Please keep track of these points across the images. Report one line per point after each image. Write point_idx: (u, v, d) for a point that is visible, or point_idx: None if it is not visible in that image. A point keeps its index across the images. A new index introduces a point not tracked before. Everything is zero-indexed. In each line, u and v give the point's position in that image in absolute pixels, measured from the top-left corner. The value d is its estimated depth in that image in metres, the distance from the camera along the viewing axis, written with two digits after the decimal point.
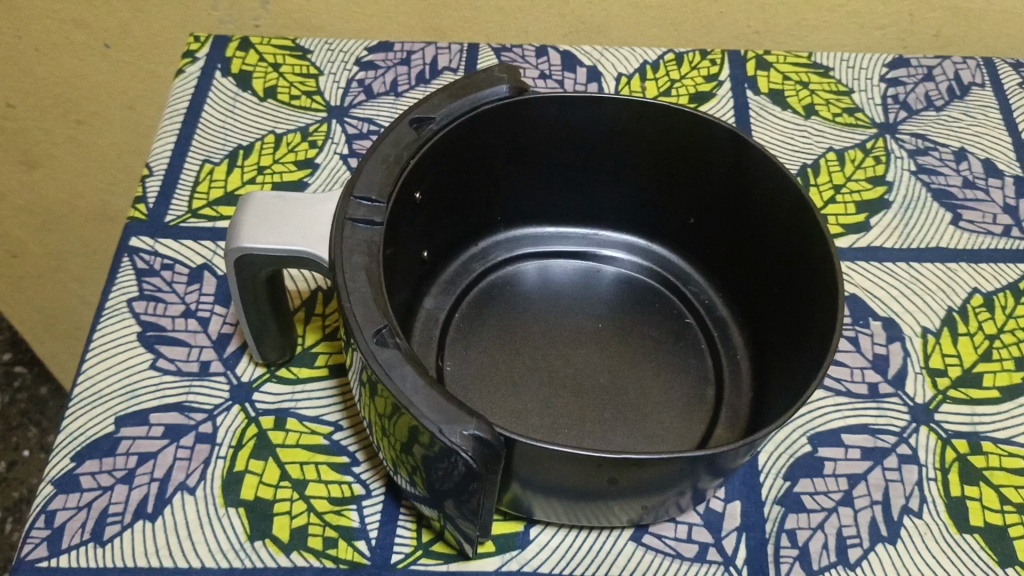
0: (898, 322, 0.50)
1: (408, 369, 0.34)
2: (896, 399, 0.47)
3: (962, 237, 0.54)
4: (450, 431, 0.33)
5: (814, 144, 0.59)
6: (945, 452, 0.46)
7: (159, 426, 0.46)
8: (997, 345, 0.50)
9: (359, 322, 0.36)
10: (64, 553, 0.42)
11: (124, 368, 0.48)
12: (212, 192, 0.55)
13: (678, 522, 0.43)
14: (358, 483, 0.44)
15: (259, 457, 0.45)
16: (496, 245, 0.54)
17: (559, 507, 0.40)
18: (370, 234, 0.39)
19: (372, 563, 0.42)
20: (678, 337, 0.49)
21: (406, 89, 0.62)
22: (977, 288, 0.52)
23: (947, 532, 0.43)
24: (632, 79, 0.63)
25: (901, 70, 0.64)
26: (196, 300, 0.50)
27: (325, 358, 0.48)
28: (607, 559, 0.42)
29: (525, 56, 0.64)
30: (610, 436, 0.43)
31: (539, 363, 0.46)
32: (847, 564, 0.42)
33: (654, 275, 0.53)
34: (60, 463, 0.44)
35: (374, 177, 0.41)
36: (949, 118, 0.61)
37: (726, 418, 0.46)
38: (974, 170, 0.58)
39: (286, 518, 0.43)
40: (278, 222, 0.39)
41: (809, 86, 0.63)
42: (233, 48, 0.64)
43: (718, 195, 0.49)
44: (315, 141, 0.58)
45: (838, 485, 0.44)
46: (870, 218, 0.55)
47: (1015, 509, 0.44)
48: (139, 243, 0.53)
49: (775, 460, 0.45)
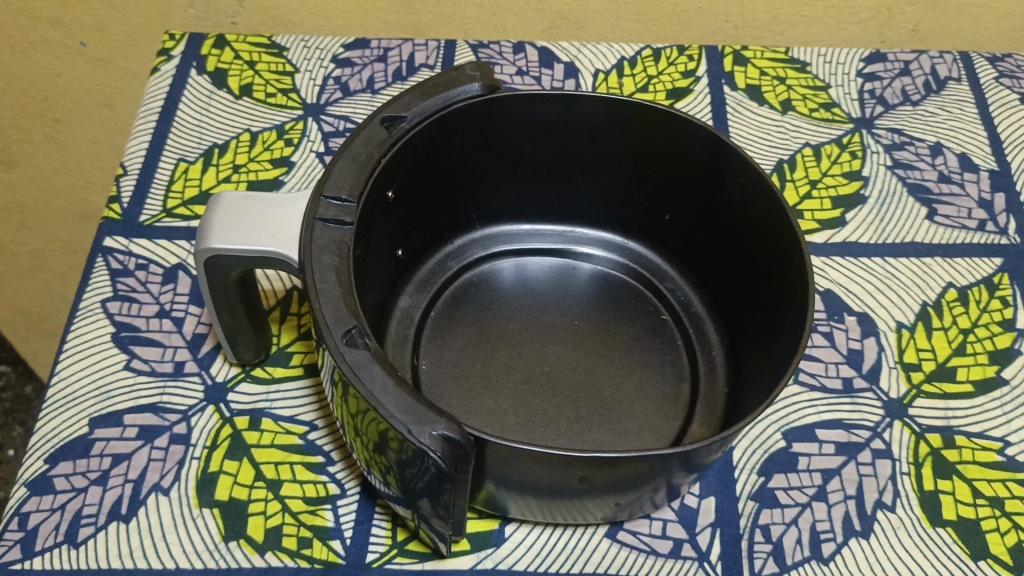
0: (873, 317, 0.51)
1: (377, 369, 0.34)
2: (870, 393, 0.48)
3: (938, 231, 0.55)
4: (419, 431, 0.33)
5: (791, 139, 0.59)
6: (919, 447, 0.46)
7: (133, 427, 0.46)
8: (971, 340, 0.50)
9: (329, 323, 0.36)
10: (37, 556, 0.41)
11: (97, 369, 0.47)
12: (187, 191, 0.55)
13: (653, 518, 0.43)
14: (333, 482, 0.44)
15: (233, 457, 0.45)
16: (472, 243, 0.54)
17: (533, 505, 0.40)
18: (340, 234, 0.39)
19: (347, 562, 0.42)
20: (654, 333, 0.49)
21: (383, 87, 0.62)
22: (951, 282, 0.52)
23: (920, 526, 0.43)
24: (610, 75, 0.63)
25: (878, 65, 0.64)
26: (170, 299, 0.50)
27: (300, 357, 0.48)
28: (582, 556, 0.42)
29: (503, 52, 0.64)
30: (585, 434, 0.43)
31: (515, 361, 0.46)
32: (820, 559, 0.42)
33: (630, 271, 0.53)
34: (33, 465, 0.44)
35: (345, 177, 0.41)
36: (926, 112, 0.61)
37: (702, 414, 0.46)
38: (949, 165, 0.58)
39: (260, 518, 0.43)
40: (246, 223, 0.39)
41: (786, 81, 0.63)
42: (208, 46, 0.64)
43: (692, 193, 0.50)
44: (291, 139, 0.58)
45: (812, 480, 0.45)
46: (846, 213, 0.55)
47: (988, 502, 0.44)
48: (113, 243, 0.52)
49: (749, 455, 0.45)
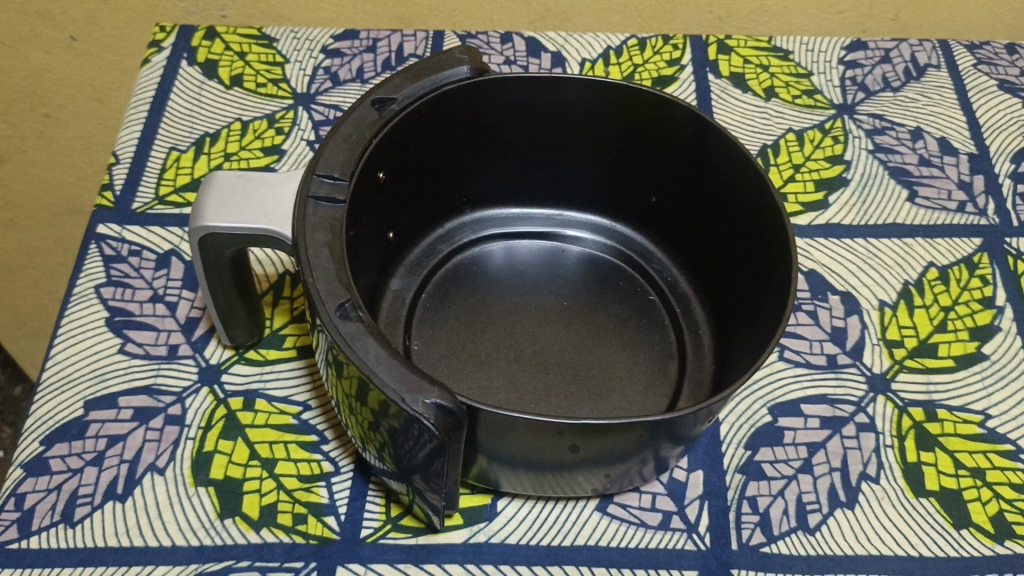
0: (856, 296, 0.52)
1: (371, 341, 0.35)
2: (853, 369, 0.49)
3: (918, 213, 0.56)
4: (412, 400, 0.33)
5: (775, 125, 0.60)
6: (901, 420, 0.47)
7: (128, 408, 0.46)
8: (952, 317, 0.51)
9: (323, 298, 0.36)
10: (34, 535, 0.42)
11: (92, 352, 0.48)
12: (178, 179, 0.56)
13: (642, 492, 0.44)
14: (326, 461, 0.45)
15: (228, 437, 0.45)
16: (462, 227, 0.54)
17: (525, 479, 0.41)
18: (332, 212, 0.40)
19: (342, 537, 0.42)
20: (642, 313, 0.50)
21: (372, 77, 0.63)
22: (932, 262, 0.53)
23: (904, 496, 0.44)
24: (596, 64, 0.64)
25: (859, 53, 0.66)
26: (164, 285, 0.51)
27: (293, 339, 0.49)
28: (573, 528, 0.43)
29: (491, 42, 0.65)
30: (575, 409, 0.44)
31: (505, 340, 0.47)
32: (806, 529, 0.43)
33: (618, 254, 0.54)
34: (30, 447, 0.45)
35: (336, 157, 0.42)
36: (906, 98, 0.63)
37: (689, 390, 0.47)
38: (930, 149, 0.59)
39: (255, 496, 0.43)
40: (241, 202, 0.40)
41: (769, 69, 0.64)
42: (199, 37, 0.65)
43: (678, 174, 0.50)
44: (281, 128, 0.59)
45: (798, 453, 0.45)
46: (828, 196, 0.56)
47: (970, 473, 0.45)
48: (106, 230, 0.53)
49: (736, 430, 0.46)
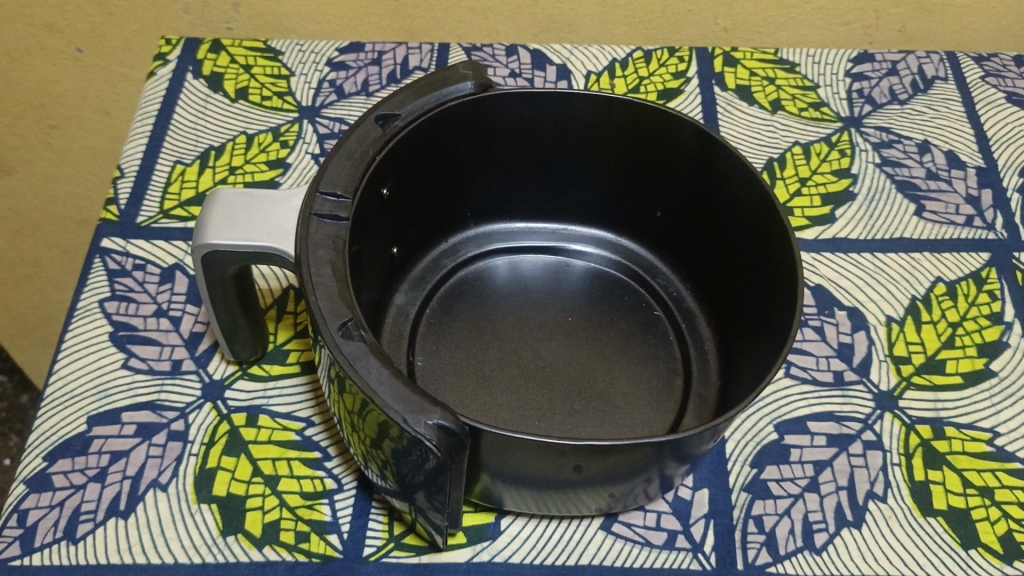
0: (863, 312, 0.51)
1: (373, 361, 0.35)
2: (860, 385, 0.48)
3: (925, 227, 0.55)
4: (414, 421, 0.33)
5: (781, 138, 0.60)
6: (909, 438, 0.46)
7: (131, 424, 0.46)
8: (960, 333, 0.51)
9: (325, 316, 0.36)
10: (36, 552, 0.42)
11: (95, 367, 0.48)
12: (183, 193, 0.56)
13: (647, 510, 0.44)
14: (329, 477, 0.45)
15: (231, 454, 0.45)
16: (466, 241, 0.54)
17: (529, 497, 0.41)
18: (336, 229, 0.39)
19: (345, 556, 0.42)
20: (647, 329, 0.50)
21: (377, 89, 0.63)
22: (940, 277, 0.53)
23: (912, 516, 0.44)
24: (601, 76, 0.64)
25: (866, 65, 0.65)
26: (168, 299, 0.51)
27: (297, 355, 0.49)
28: (577, 548, 0.43)
29: (495, 55, 0.65)
30: (579, 426, 0.44)
31: (509, 356, 0.47)
32: (813, 549, 0.43)
33: (622, 268, 0.54)
34: (33, 462, 0.45)
35: (339, 175, 0.42)
36: (913, 111, 0.62)
37: (694, 408, 0.46)
38: (937, 162, 0.59)
39: (258, 514, 0.43)
40: (244, 219, 0.40)
41: (776, 81, 0.64)
42: (204, 50, 0.65)
43: (684, 189, 0.50)
44: (286, 141, 0.59)
45: (804, 471, 0.45)
46: (835, 210, 0.56)
47: (978, 492, 0.45)
48: (110, 243, 0.53)
49: (742, 448, 0.46)
